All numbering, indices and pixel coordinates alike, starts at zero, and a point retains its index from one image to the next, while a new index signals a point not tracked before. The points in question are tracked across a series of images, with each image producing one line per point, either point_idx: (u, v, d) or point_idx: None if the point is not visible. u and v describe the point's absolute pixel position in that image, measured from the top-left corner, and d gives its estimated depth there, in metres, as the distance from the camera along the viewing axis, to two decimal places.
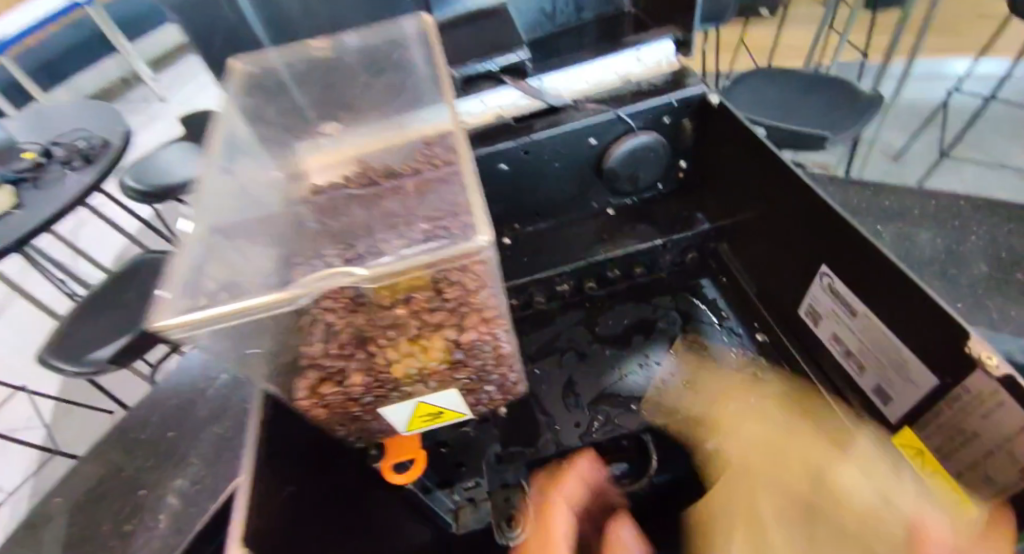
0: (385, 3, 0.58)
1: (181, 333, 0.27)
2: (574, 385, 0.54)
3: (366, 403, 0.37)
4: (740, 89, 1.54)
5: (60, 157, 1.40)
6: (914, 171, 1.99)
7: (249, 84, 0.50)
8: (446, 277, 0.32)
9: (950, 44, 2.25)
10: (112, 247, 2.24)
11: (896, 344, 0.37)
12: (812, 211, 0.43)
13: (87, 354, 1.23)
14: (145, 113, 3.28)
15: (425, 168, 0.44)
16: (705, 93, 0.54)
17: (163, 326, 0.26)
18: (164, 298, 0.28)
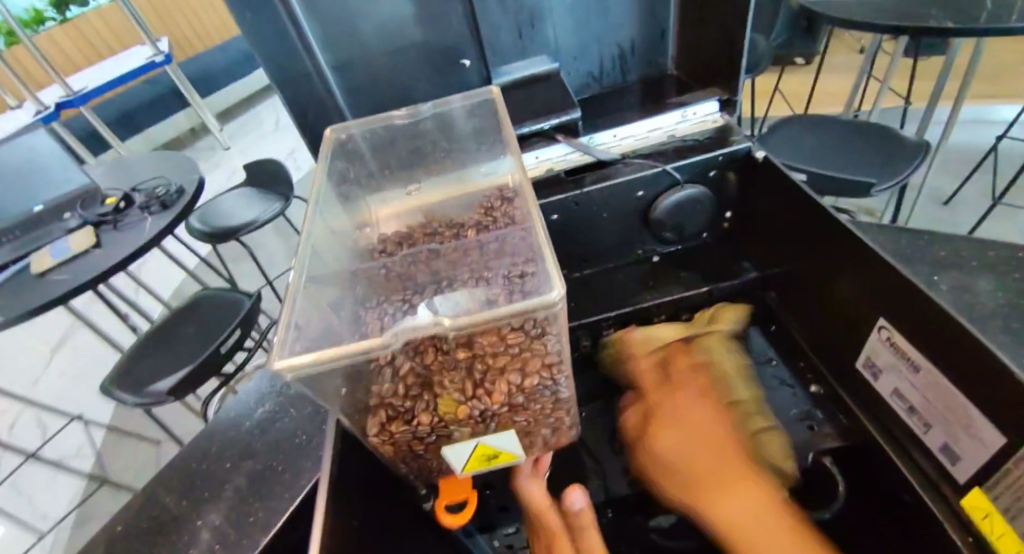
0: (447, 70, 0.64)
1: (296, 375, 0.31)
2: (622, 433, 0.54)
3: (430, 442, 0.39)
4: (778, 136, 1.56)
5: (139, 203, 1.55)
6: (966, 218, 1.92)
7: (336, 150, 0.53)
8: (513, 325, 0.34)
9: (998, 90, 2.21)
10: (171, 282, 2.40)
11: (960, 401, 0.36)
12: (868, 265, 0.43)
13: (146, 385, 1.31)
14: (209, 160, 3.57)
15: (486, 220, 0.48)
16: (750, 149, 0.57)
17: (283, 369, 0.30)
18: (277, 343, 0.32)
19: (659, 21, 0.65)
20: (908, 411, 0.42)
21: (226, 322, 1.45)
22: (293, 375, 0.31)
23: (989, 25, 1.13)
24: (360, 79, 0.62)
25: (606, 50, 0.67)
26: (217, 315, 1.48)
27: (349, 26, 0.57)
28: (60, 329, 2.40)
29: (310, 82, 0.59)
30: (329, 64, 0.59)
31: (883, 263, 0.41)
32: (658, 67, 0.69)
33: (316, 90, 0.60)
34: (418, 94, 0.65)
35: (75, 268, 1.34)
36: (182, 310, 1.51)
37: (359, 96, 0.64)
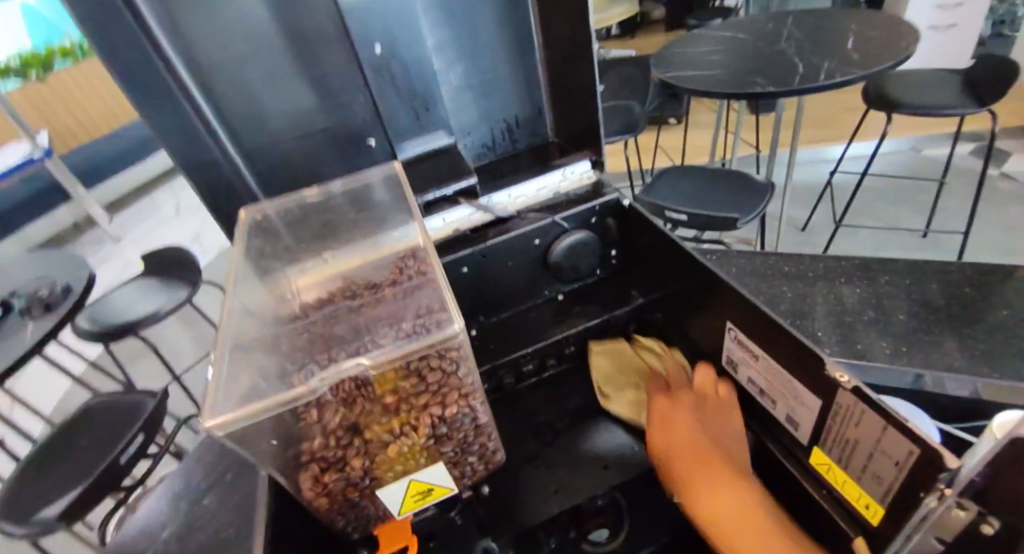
0: (354, 151, 0.71)
1: (233, 428, 0.34)
2: (544, 458, 0.60)
3: (365, 487, 0.41)
4: (660, 185, 1.79)
5: (19, 308, 1.41)
6: (821, 239, 2.28)
7: (253, 230, 0.57)
8: (427, 364, 0.40)
9: (825, 134, 2.71)
10: (54, 394, 2.11)
11: (788, 379, 0.47)
12: (711, 283, 0.55)
13: (30, 515, 1.14)
14: (99, 254, 3.28)
15: (399, 277, 0.53)
16: (620, 198, 0.68)
17: (216, 425, 0.33)
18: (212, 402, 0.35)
19: (534, 102, 0.78)
20: (760, 394, 0.52)
21: (129, 426, 1.32)
22: (227, 428, 0.33)
23: (798, 88, 1.43)
24: (272, 166, 0.67)
25: (494, 125, 0.77)
26: (117, 421, 1.34)
27: (255, 117, 0.63)
28: None
29: (220, 169, 0.63)
30: (236, 151, 0.64)
31: (721, 279, 0.53)
32: (541, 137, 0.81)
33: (226, 178, 0.64)
34: (328, 174, 0.71)
35: None
36: (74, 423, 1.36)
37: (272, 179, 0.68)
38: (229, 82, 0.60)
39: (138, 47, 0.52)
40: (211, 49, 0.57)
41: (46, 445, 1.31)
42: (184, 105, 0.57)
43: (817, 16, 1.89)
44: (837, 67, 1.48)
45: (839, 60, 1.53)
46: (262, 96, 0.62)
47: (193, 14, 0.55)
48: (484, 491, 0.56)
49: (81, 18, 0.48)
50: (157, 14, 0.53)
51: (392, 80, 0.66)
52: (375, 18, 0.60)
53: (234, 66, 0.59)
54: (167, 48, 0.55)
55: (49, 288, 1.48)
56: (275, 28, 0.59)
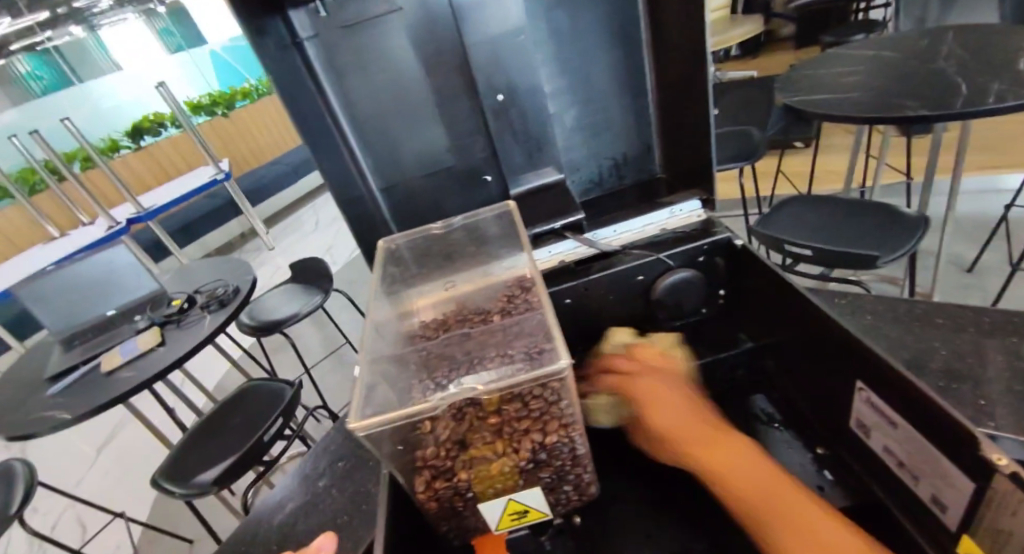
0: (472, 186, 0.78)
1: (372, 429, 0.41)
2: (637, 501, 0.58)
3: (468, 498, 0.45)
4: (781, 215, 1.67)
5: (200, 303, 1.73)
6: (993, 282, 1.93)
7: (387, 257, 0.67)
8: (532, 393, 0.43)
9: (1001, 159, 2.30)
10: (215, 374, 2.54)
11: (934, 454, 0.42)
12: (837, 336, 0.51)
13: (193, 476, 1.38)
14: (255, 260, 3.89)
15: (509, 306, 0.57)
16: (731, 238, 0.67)
17: (363, 425, 0.40)
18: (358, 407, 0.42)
19: (645, 138, 0.79)
20: (898, 466, 0.47)
21: (271, 411, 1.54)
22: (371, 428, 0.40)
23: (960, 112, 1.25)
24: (403, 199, 0.76)
25: (603, 163, 0.80)
26: (261, 405, 1.57)
27: (393, 158, 0.73)
28: (112, 427, 2.56)
29: (362, 202, 0.74)
30: (378, 188, 0.74)
31: (850, 333, 0.49)
32: (648, 172, 0.81)
33: (366, 210, 0.74)
34: (449, 209, 0.79)
35: (140, 366, 1.48)
36: (232, 402, 1.62)
37: (403, 211, 0.77)
38: (377, 130, 0.70)
39: (312, 103, 0.66)
40: (368, 105, 0.69)
41: (209, 419, 1.58)
42: (340, 148, 0.69)
43: (988, 29, 1.64)
44: (1014, 88, 1.27)
45: (1018, 77, 1.31)
46: (401, 142, 0.72)
47: (356, 78, 0.67)
48: (576, 520, 0.57)
49: (275, 84, 0.62)
50: (329, 78, 0.66)
51: (511, 125, 0.72)
52: (501, 71, 0.68)
53: (382, 118, 0.70)
54: (334, 104, 0.67)
55: (223, 288, 1.80)
56: (413, 83, 0.69)
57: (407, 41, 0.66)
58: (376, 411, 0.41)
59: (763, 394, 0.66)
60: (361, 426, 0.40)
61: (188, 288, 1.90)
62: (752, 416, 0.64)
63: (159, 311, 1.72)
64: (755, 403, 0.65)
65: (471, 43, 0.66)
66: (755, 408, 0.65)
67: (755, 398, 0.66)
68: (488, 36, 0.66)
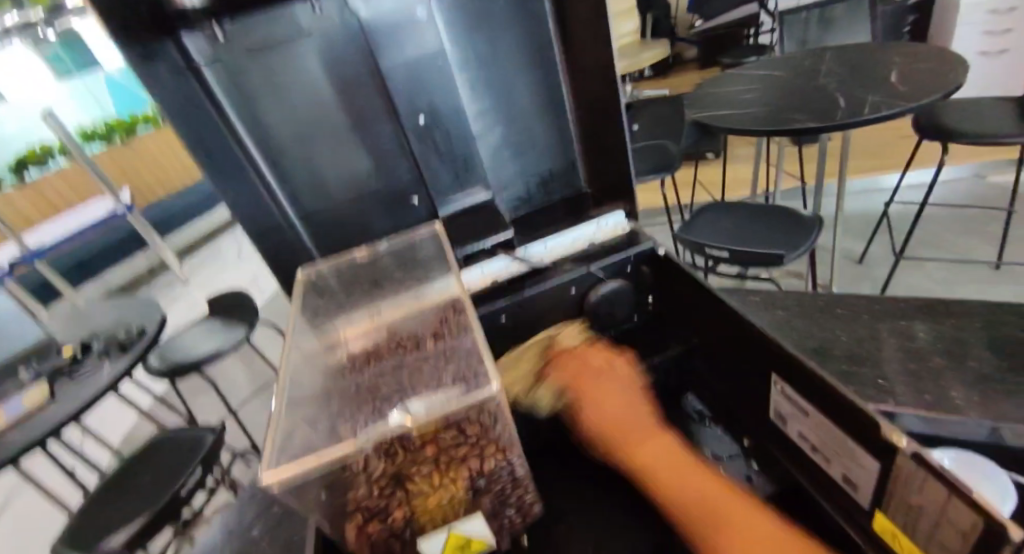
0: (398, 208, 0.76)
1: (293, 481, 0.37)
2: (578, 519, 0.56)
3: (405, 538, 0.42)
4: (699, 221, 1.79)
5: (98, 350, 1.55)
6: (880, 272, 2.17)
7: (307, 289, 0.63)
8: (469, 420, 0.41)
9: (877, 163, 2.61)
10: (123, 428, 2.27)
11: (842, 438, 0.45)
12: (751, 335, 0.55)
13: (94, 548, 1.20)
14: (168, 297, 3.56)
15: (440, 330, 0.56)
16: (654, 247, 0.69)
17: (277, 480, 0.37)
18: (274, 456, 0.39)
19: (568, 155, 0.81)
20: (812, 451, 0.51)
21: (189, 460, 1.39)
22: (289, 482, 0.37)
23: (841, 123, 1.40)
24: (327, 227, 0.73)
25: (529, 181, 0.81)
26: (178, 455, 1.42)
27: (311, 183, 0.69)
28: None
29: (282, 231, 0.69)
30: (297, 215, 0.70)
31: (761, 331, 0.53)
32: (575, 187, 0.83)
33: (287, 239, 0.70)
34: (376, 233, 0.76)
35: (25, 429, 1.29)
36: (142, 456, 1.45)
37: (328, 239, 0.74)
38: (291, 157, 0.67)
39: (217, 131, 0.61)
40: (280, 131, 0.65)
41: (114, 479, 1.40)
42: (250, 175, 0.65)
43: (857, 51, 1.87)
44: (883, 101, 1.45)
45: (886, 92, 1.50)
46: (320, 168, 0.69)
47: (263, 103, 0.63)
48: (524, 539, 0.54)
49: (170, 110, 0.58)
50: (234, 103, 0.62)
51: (434, 146, 0.72)
52: (421, 92, 0.68)
53: (296, 143, 0.67)
54: (241, 131, 0.63)
55: (125, 331, 1.62)
56: (328, 105, 0.66)
57: (318, 64, 0.63)
58: (295, 458, 0.38)
59: (692, 393, 0.70)
60: (276, 481, 0.37)
61: (82, 333, 1.69)
62: (686, 415, 0.68)
63: (47, 363, 1.52)
64: (687, 403, 0.70)
65: (387, 65, 0.65)
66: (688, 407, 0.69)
67: (687, 399, 0.70)
68: (405, 60, 0.65)
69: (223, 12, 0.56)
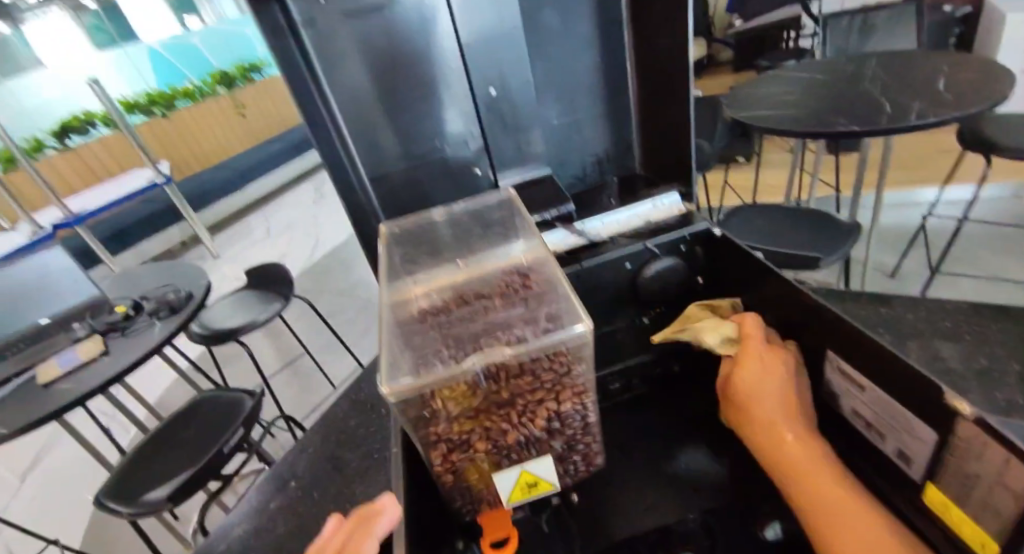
0: (463, 177, 0.79)
1: (402, 396, 0.41)
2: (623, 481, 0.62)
3: (484, 470, 0.46)
4: (732, 222, 1.80)
5: (149, 309, 1.61)
6: (913, 285, 2.15)
7: (389, 241, 0.69)
8: (549, 362, 0.44)
9: (915, 176, 2.58)
10: (157, 390, 2.37)
11: (901, 411, 0.47)
12: (811, 311, 0.56)
13: (141, 494, 1.28)
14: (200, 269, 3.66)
15: (512, 288, 0.56)
16: (710, 228, 0.71)
17: (394, 390, 0.40)
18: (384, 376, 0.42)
19: (626, 137, 0.83)
20: (865, 426, 0.53)
21: (228, 423, 1.45)
22: (402, 395, 0.40)
23: (884, 129, 1.40)
24: (395, 191, 0.77)
25: (587, 160, 0.83)
26: (217, 416, 1.48)
27: (386, 144, 0.73)
28: (30, 452, 2.31)
29: (353, 191, 0.74)
30: (367, 176, 0.74)
31: (822, 306, 0.54)
32: (628, 168, 0.85)
33: (356, 199, 0.75)
34: (439, 200, 0.79)
35: (80, 377, 1.37)
36: (183, 415, 1.52)
37: (395, 203, 0.77)
38: (366, 121, 0.71)
39: (305, 89, 0.65)
40: (360, 95, 0.69)
41: (158, 432, 1.47)
42: (329, 131, 0.69)
43: (904, 58, 1.85)
44: (930, 108, 1.44)
45: (934, 99, 1.49)
46: (394, 133, 0.73)
47: (347, 63, 0.66)
48: (573, 498, 0.60)
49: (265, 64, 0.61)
50: (321, 65, 0.65)
51: (501, 116, 0.75)
52: (493, 64, 0.71)
53: (373, 108, 0.70)
54: (327, 90, 0.67)
55: (175, 293, 1.68)
56: (407, 72, 0.69)
57: (399, 33, 0.67)
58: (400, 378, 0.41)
59: None
60: (393, 392, 0.40)
61: (133, 294, 1.76)
62: None
63: (100, 319, 1.59)
64: None
65: (465, 37, 0.68)
66: None
67: None
68: (480, 32, 0.68)
69: None
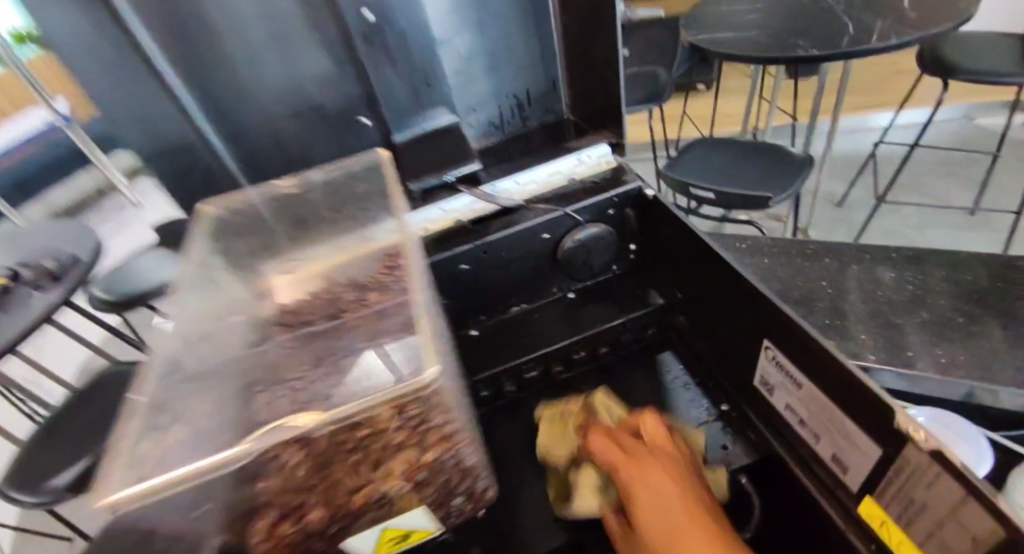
0: (346, 129, 0.62)
1: (138, 502, 0.28)
2: (530, 487, 0.54)
3: (330, 536, 0.36)
4: (684, 157, 1.69)
5: (28, 278, 1.39)
6: (859, 214, 2.14)
7: (216, 230, 0.52)
8: (408, 406, 0.33)
9: (872, 100, 2.51)
10: (77, 362, 2.20)
11: (838, 416, 0.40)
12: (743, 294, 0.49)
13: (44, 483, 1.16)
14: (117, 222, 3.30)
15: (385, 281, 0.47)
16: (642, 188, 0.60)
17: (118, 501, 0.27)
18: (114, 474, 0.29)
19: (549, 72, 0.68)
20: (799, 424, 0.46)
21: None
22: (134, 503, 0.28)
23: (845, 52, 1.28)
24: (258, 149, 0.60)
25: (502, 102, 0.68)
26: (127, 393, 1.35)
27: (238, 89, 0.56)
28: None
29: (194, 152, 0.56)
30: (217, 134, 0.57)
31: (756, 293, 0.46)
32: (554, 113, 0.71)
33: (200, 161, 0.57)
34: (319, 158, 0.63)
35: None
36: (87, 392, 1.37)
37: (262, 169, 0.62)
38: (206, 59, 0.53)
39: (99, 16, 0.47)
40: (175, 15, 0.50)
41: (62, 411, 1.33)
42: (150, 77, 0.51)
43: None
44: (895, 27, 1.32)
45: (900, 17, 1.36)
46: (241, 71, 0.55)
47: None
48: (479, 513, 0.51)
49: None
50: None
51: (387, 52, 0.56)
52: None
53: (205, 37, 0.52)
54: (133, 21, 0.48)
55: (55, 258, 1.48)
56: None
57: None
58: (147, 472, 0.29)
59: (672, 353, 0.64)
60: (113, 502, 0.27)
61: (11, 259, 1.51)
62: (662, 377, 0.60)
63: None
64: (665, 364, 0.62)
65: None
66: (666, 370, 0.61)
67: (666, 359, 0.62)
68: None
69: None
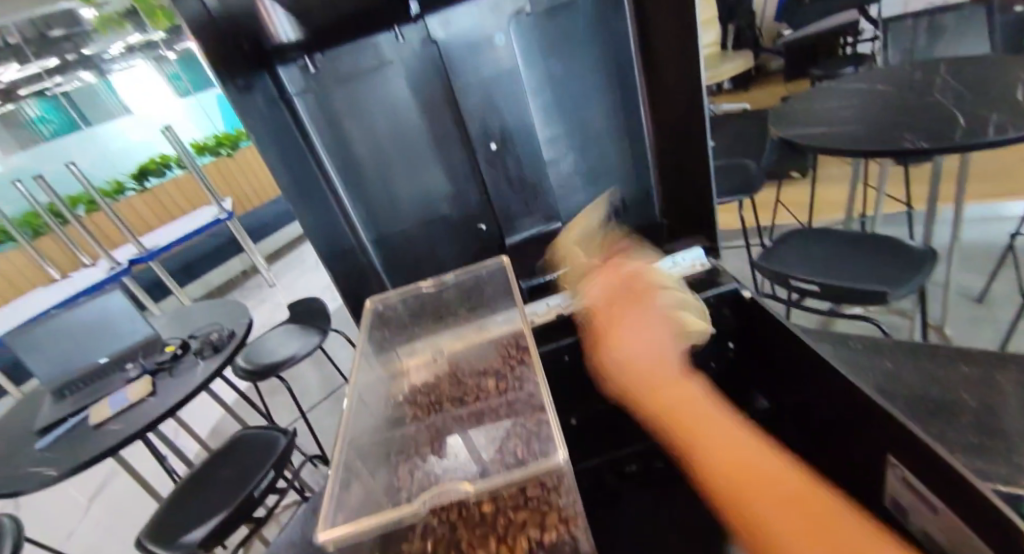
0: (465, 233, 0.76)
1: (343, 545, 0.36)
2: None
3: None
4: (782, 249, 1.66)
5: (195, 349, 1.68)
6: (1004, 312, 1.88)
7: (376, 322, 0.64)
8: (531, 485, 0.38)
9: (1000, 188, 2.30)
10: (210, 423, 2.49)
11: (985, 543, 0.35)
12: (851, 401, 0.48)
13: (178, 537, 1.29)
14: (255, 299, 3.84)
15: (505, 366, 0.54)
16: (739, 288, 0.64)
17: (330, 537, 0.36)
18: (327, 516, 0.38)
19: (645, 183, 0.75)
20: None
21: (263, 462, 1.47)
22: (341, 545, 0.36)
23: (954, 146, 1.23)
24: (398, 253, 0.74)
25: (603, 208, 0.77)
26: (255, 454, 1.51)
27: (390, 199, 0.72)
28: (100, 484, 2.48)
29: (355, 254, 0.72)
30: (369, 237, 0.74)
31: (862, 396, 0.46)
32: (649, 220, 0.77)
33: (359, 261, 0.73)
34: (445, 260, 0.76)
35: (128, 418, 1.42)
36: (223, 452, 1.56)
37: (401, 267, 0.76)
38: (370, 176, 0.71)
39: (302, 153, 0.67)
40: (354, 151, 0.69)
41: (202, 471, 1.51)
42: (326, 193, 0.69)
43: (978, 63, 1.65)
44: (1007, 119, 1.26)
45: (1015, 108, 1.30)
46: (393, 189, 0.72)
47: (350, 125, 0.68)
48: None
49: None
50: (321, 129, 0.67)
51: (507, 173, 0.70)
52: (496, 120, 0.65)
53: (374, 167, 0.70)
54: (320, 149, 0.68)
55: (218, 332, 1.76)
56: None
57: (398, 94, 0.67)
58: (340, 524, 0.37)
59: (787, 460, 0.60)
60: (329, 538, 0.36)
61: (181, 333, 1.85)
62: None
63: (152, 359, 1.66)
64: None
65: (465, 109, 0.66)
66: None
67: None
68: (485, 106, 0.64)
69: (316, 45, 0.61)
